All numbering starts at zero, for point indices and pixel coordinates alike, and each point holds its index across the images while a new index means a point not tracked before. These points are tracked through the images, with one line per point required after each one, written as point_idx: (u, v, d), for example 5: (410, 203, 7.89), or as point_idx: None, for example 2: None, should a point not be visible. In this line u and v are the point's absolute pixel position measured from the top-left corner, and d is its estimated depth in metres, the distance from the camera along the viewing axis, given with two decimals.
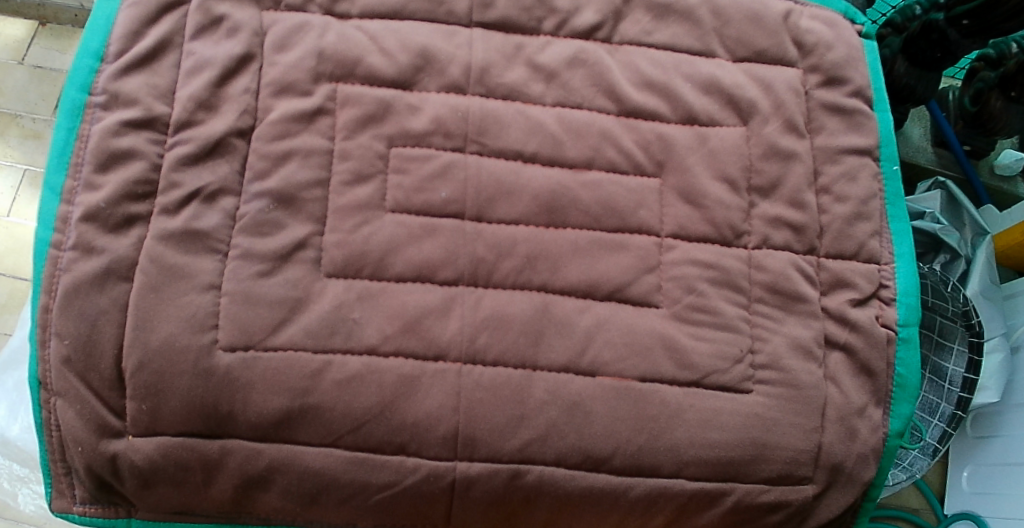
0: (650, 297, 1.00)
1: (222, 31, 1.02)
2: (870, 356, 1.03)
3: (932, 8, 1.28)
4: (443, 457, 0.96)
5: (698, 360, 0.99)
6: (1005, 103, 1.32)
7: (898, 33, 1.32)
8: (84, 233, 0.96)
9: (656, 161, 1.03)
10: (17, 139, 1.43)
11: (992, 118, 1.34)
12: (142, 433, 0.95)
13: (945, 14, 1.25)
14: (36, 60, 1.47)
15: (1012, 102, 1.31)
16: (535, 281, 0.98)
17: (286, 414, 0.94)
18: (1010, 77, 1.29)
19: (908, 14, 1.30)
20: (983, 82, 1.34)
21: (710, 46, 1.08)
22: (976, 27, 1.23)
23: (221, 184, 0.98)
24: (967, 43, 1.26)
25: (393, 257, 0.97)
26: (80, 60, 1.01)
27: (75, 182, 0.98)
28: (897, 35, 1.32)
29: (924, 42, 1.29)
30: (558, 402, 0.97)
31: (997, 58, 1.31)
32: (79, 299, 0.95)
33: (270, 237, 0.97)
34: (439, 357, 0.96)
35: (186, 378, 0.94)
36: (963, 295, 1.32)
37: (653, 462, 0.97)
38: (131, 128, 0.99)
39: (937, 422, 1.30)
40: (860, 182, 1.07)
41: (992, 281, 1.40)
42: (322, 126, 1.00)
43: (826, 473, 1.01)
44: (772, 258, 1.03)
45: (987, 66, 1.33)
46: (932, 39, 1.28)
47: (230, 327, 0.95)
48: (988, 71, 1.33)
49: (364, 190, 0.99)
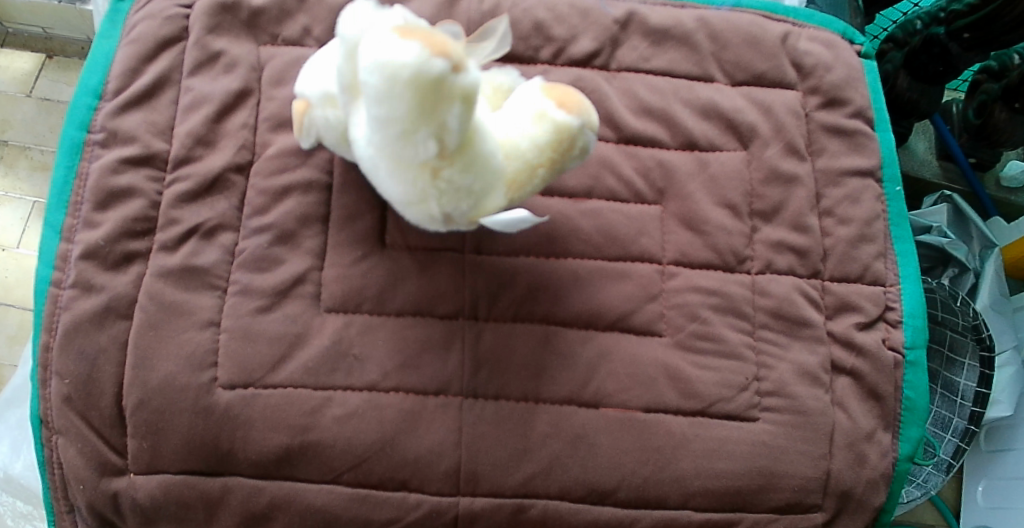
0: (653, 325, 0.99)
1: (219, 67, 1.02)
2: (878, 380, 1.02)
3: (932, 22, 1.27)
4: (445, 493, 0.95)
5: (703, 389, 0.98)
6: (1009, 114, 1.31)
7: (900, 48, 1.30)
8: (82, 271, 0.96)
9: (656, 189, 1.03)
10: (25, 171, 1.43)
11: (997, 130, 1.33)
12: (143, 471, 0.94)
13: (946, 28, 1.25)
14: (43, 92, 1.47)
15: (1016, 113, 1.31)
16: (536, 312, 0.98)
17: (286, 451, 0.94)
18: (1014, 88, 1.28)
19: (908, 29, 1.29)
20: (986, 94, 1.32)
21: (708, 71, 1.07)
22: (978, 40, 1.24)
23: (220, 220, 0.98)
24: (969, 55, 1.27)
25: (393, 290, 0.97)
26: (79, 98, 1.01)
27: (74, 220, 0.98)
28: (899, 50, 1.31)
29: (926, 57, 1.29)
30: (562, 435, 0.96)
31: (1000, 71, 1.29)
32: (79, 337, 0.95)
33: (269, 272, 0.97)
34: (440, 391, 0.95)
35: (186, 415, 0.94)
36: (974, 309, 1.29)
37: (659, 494, 0.96)
38: (129, 165, 0.99)
39: (949, 438, 1.28)
40: (862, 203, 1.06)
41: (1003, 293, 1.38)
42: (320, 160, 0.99)
43: (835, 500, 0.99)
44: (776, 283, 1.02)
45: (989, 78, 1.31)
46: (935, 53, 1.27)
47: (230, 364, 0.94)
48: (991, 84, 1.31)
49: (362, 223, 0.98)
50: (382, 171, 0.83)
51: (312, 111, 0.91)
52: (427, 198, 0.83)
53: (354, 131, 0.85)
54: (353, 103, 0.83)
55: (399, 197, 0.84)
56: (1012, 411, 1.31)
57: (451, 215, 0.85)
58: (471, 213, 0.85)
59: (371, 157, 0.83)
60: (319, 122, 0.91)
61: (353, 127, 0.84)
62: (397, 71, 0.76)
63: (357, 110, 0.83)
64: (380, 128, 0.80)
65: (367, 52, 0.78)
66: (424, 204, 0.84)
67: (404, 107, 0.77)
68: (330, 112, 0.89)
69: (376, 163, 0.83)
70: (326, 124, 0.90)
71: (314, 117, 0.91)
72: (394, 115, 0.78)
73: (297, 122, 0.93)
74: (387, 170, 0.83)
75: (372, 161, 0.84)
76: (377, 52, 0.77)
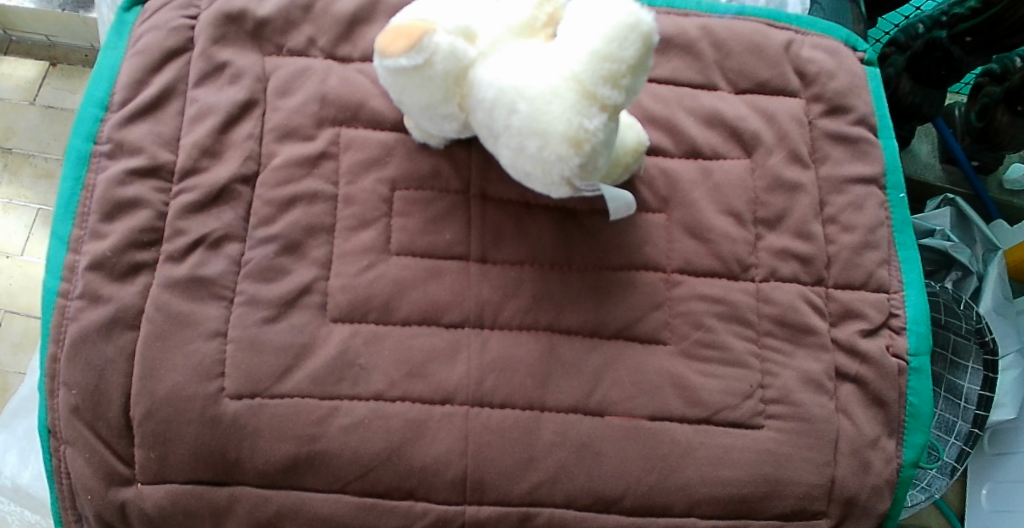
0: (658, 333, 0.99)
1: (225, 78, 1.03)
2: (882, 387, 1.02)
3: (934, 25, 1.27)
4: (452, 502, 0.95)
5: (708, 397, 0.98)
6: (1011, 117, 1.31)
7: (902, 51, 1.32)
8: (90, 282, 0.96)
9: (661, 197, 1.03)
10: (30, 179, 1.43)
11: (998, 133, 1.33)
12: (150, 481, 0.95)
13: (949, 31, 1.25)
14: (47, 100, 1.47)
15: (1019, 116, 1.31)
16: (541, 321, 0.98)
17: (293, 461, 0.94)
18: (1016, 91, 1.28)
19: (910, 33, 1.30)
20: (988, 97, 1.32)
21: (711, 79, 1.08)
22: (980, 44, 1.24)
23: (226, 230, 0.98)
24: (971, 59, 1.27)
25: (399, 300, 0.97)
26: (85, 110, 1.01)
27: (82, 231, 0.98)
28: (900, 54, 1.32)
29: (928, 60, 1.29)
30: (567, 444, 0.96)
31: (1002, 73, 1.30)
32: (87, 348, 0.95)
33: (276, 282, 0.97)
34: (446, 400, 0.96)
35: (193, 426, 0.94)
36: (977, 312, 1.29)
37: (664, 502, 0.97)
38: (135, 177, 0.99)
39: (954, 441, 1.28)
40: (866, 210, 1.07)
41: (1005, 296, 1.38)
42: (326, 170, 1.00)
43: (840, 506, 1.00)
44: (780, 290, 1.02)
45: (992, 80, 1.32)
46: (936, 57, 1.28)
47: (237, 374, 0.95)
48: (994, 87, 1.32)
49: (368, 234, 0.99)
50: (563, 102, 0.84)
51: (437, 36, 0.84)
52: (590, 137, 0.85)
53: (504, 66, 0.86)
54: (520, 42, 0.87)
55: (559, 128, 0.84)
56: (1016, 414, 1.32)
57: (584, 166, 0.87)
58: (588, 172, 0.88)
59: (557, 89, 0.84)
60: (442, 48, 0.85)
61: (506, 62, 0.86)
62: (624, 23, 0.82)
63: (535, 53, 0.86)
64: (589, 57, 0.83)
65: (580, 11, 0.84)
66: (577, 147, 0.85)
67: (630, 51, 0.82)
68: (461, 43, 0.86)
69: (561, 94, 0.84)
70: (449, 53, 0.85)
71: (439, 43, 0.84)
72: (607, 48, 0.83)
73: (410, 37, 0.84)
74: (570, 100, 0.84)
75: (550, 91, 0.84)
76: (594, 8, 0.83)
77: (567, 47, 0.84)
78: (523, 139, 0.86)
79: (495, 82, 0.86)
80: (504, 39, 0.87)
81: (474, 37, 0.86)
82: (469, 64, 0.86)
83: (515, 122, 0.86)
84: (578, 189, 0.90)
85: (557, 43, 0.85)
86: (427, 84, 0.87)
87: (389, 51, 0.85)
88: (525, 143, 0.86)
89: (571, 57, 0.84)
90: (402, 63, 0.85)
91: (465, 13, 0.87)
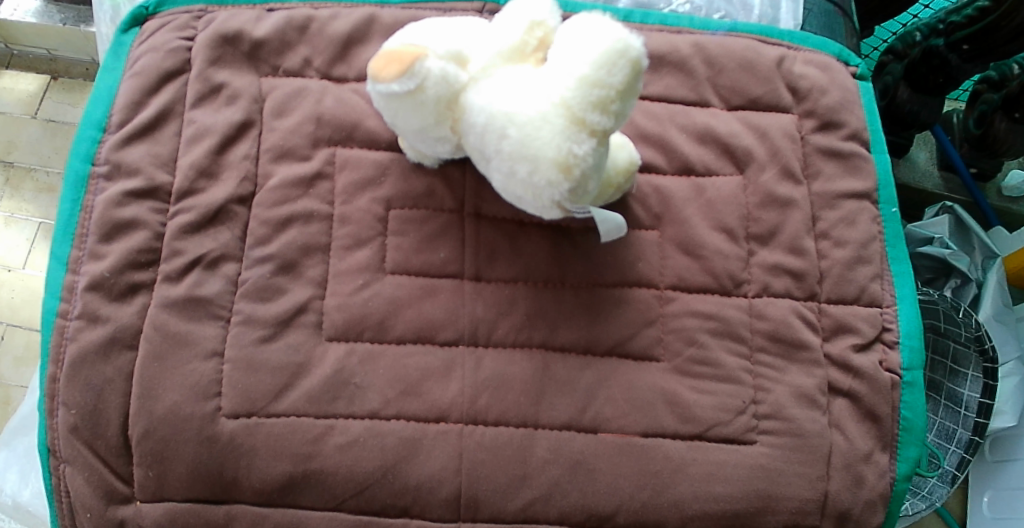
0: (651, 350, 1.00)
1: (222, 99, 1.04)
2: (875, 402, 1.03)
3: (931, 33, 1.29)
4: (446, 519, 0.96)
5: (701, 413, 0.99)
6: (1009, 124, 1.31)
7: (899, 60, 1.33)
8: (88, 303, 0.98)
9: (654, 214, 1.04)
10: (31, 193, 1.44)
11: (998, 140, 1.33)
12: (149, 499, 0.96)
13: (946, 39, 1.27)
14: (48, 114, 1.48)
15: (1016, 123, 1.31)
16: (536, 338, 0.99)
17: (289, 480, 0.95)
18: (1014, 98, 1.29)
19: (908, 41, 1.31)
20: (987, 104, 1.33)
21: (704, 96, 1.09)
22: (977, 51, 1.25)
23: (222, 250, 0.99)
24: (968, 66, 1.28)
25: (394, 318, 0.98)
26: (84, 131, 1.03)
27: (80, 251, 1.00)
28: (898, 62, 1.33)
29: (925, 68, 1.30)
30: (562, 461, 0.97)
31: (999, 80, 1.30)
32: (85, 368, 0.96)
33: (271, 302, 0.98)
34: (441, 418, 0.97)
35: (191, 444, 0.95)
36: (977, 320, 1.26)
37: (657, 517, 0.97)
38: (133, 198, 1.00)
39: (954, 449, 1.28)
40: (859, 225, 1.07)
41: (1004, 302, 1.38)
42: (321, 190, 1.01)
43: (833, 521, 1.00)
44: (772, 306, 1.03)
45: (989, 88, 1.32)
46: (934, 64, 1.29)
47: (233, 394, 0.96)
48: (991, 94, 1.32)
49: (363, 253, 0.99)
50: (552, 128, 0.85)
51: (429, 61, 0.86)
52: (580, 161, 0.86)
53: (494, 90, 0.87)
54: (510, 67, 0.88)
55: (548, 153, 0.86)
56: (1017, 422, 1.32)
57: (573, 191, 0.88)
58: (578, 196, 0.89)
59: (546, 114, 0.85)
60: (433, 73, 0.86)
61: (497, 86, 0.88)
62: (613, 49, 0.83)
63: (526, 78, 0.87)
64: (577, 83, 0.84)
65: (570, 37, 0.85)
66: (567, 173, 0.86)
67: (619, 78, 0.83)
68: (453, 68, 0.87)
69: (550, 120, 0.85)
70: (441, 78, 0.86)
71: (430, 68, 0.86)
72: (596, 74, 0.83)
73: (403, 61, 0.85)
74: (559, 126, 0.85)
75: (541, 116, 0.85)
76: (583, 35, 0.84)
77: (556, 72, 0.85)
78: (514, 163, 0.87)
79: (485, 105, 0.87)
80: (495, 63, 0.88)
81: (465, 62, 0.87)
82: (461, 87, 0.88)
83: (506, 146, 0.87)
84: (569, 210, 0.92)
85: (547, 67, 0.86)
86: (420, 109, 0.88)
87: (382, 76, 0.86)
88: (515, 167, 0.87)
89: (560, 82, 0.85)
90: (394, 88, 0.86)
91: (458, 37, 0.88)
